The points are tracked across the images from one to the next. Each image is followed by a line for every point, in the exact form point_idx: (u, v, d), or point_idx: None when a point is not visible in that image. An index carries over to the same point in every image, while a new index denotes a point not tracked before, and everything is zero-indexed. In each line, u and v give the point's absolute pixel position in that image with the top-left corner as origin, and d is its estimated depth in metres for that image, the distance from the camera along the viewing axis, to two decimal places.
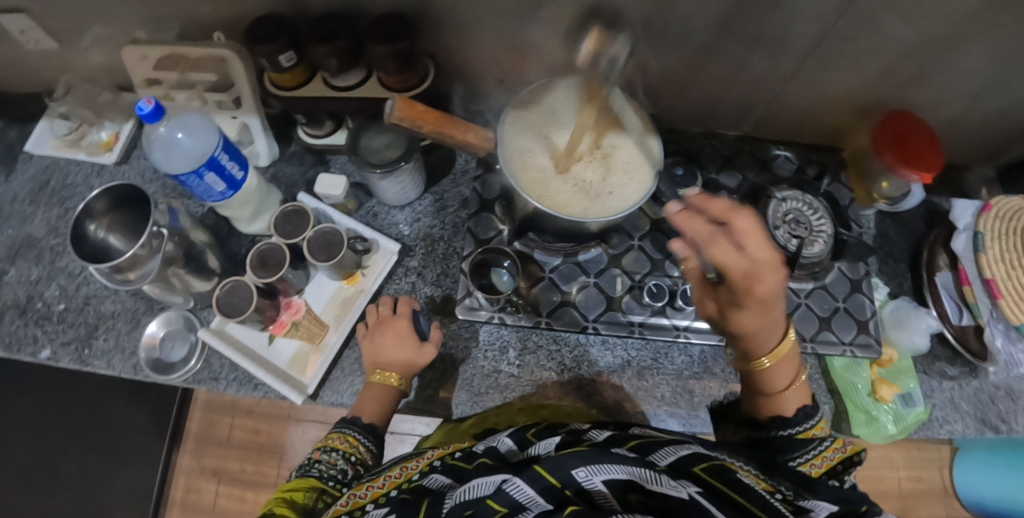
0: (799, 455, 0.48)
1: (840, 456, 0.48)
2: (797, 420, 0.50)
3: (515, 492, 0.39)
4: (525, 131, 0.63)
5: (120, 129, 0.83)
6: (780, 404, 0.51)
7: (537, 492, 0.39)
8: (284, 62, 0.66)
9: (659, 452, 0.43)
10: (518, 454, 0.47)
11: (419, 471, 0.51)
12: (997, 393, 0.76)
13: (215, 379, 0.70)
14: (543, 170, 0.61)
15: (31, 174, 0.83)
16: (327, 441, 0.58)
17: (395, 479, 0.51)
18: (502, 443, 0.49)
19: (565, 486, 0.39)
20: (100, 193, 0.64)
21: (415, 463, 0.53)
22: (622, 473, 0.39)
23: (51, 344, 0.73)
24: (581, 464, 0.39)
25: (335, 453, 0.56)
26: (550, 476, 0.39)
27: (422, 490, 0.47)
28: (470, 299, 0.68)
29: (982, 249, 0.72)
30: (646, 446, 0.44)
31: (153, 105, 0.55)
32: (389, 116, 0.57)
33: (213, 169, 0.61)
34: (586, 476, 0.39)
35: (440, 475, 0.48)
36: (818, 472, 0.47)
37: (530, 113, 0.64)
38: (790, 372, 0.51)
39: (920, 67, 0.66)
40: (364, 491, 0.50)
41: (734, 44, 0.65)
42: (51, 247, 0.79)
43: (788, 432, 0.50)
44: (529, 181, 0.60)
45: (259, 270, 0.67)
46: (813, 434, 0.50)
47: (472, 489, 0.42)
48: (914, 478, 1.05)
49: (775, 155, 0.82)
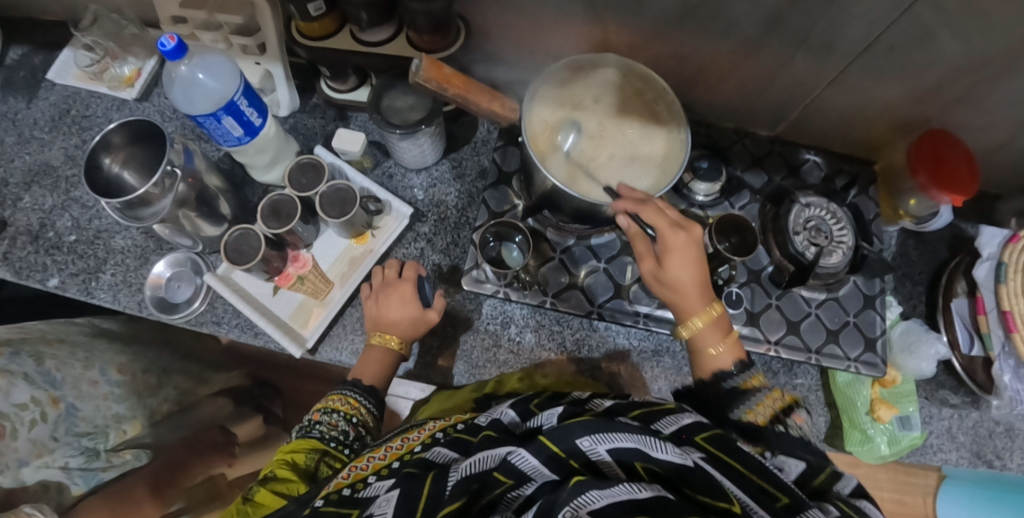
0: (740, 406, 0.49)
1: (778, 403, 0.48)
2: (736, 373, 0.52)
3: (520, 462, 0.39)
4: (566, 100, 0.63)
5: (143, 65, 0.82)
6: (715, 362, 0.54)
7: (541, 463, 0.38)
8: (313, 11, 0.64)
9: (662, 420, 0.42)
10: (520, 426, 0.47)
11: (421, 443, 0.51)
12: (996, 429, 0.74)
13: (218, 323, 0.71)
14: (550, 130, 0.61)
15: (53, 101, 0.83)
16: (327, 403, 0.59)
17: (395, 450, 0.51)
18: (505, 415, 0.48)
19: (570, 457, 0.38)
20: (117, 127, 0.64)
21: (416, 435, 0.53)
22: (628, 441, 0.38)
23: (59, 274, 0.74)
24: (586, 433, 0.38)
25: (335, 415, 0.57)
26: (554, 446, 0.38)
27: (427, 464, 0.46)
28: (477, 271, 0.68)
29: (1003, 280, 0.69)
30: (649, 414, 0.44)
31: (175, 42, 0.55)
32: (414, 75, 0.55)
33: (231, 114, 0.60)
34: (591, 445, 0.38)
35: (445, 448, 0.48)
36: (763, 420, 0.47)
37: (576, 90, 0.63)
38: (721, 329, 0.55)
39: (968, 89, 0.64)
40: (365, 462, 0.50)
41: (781, 41, 0.63)
42: (67, 177, 0.79)
43: (729, 384, 0.51)
44: (542, 129, 0.61)
45: (270, 220, 0.67)
46: (752, 385, 0.50)
47: (477, 462, 0.41)
48: (898, 500, 1.04)
49: (805, 159, 0.80)
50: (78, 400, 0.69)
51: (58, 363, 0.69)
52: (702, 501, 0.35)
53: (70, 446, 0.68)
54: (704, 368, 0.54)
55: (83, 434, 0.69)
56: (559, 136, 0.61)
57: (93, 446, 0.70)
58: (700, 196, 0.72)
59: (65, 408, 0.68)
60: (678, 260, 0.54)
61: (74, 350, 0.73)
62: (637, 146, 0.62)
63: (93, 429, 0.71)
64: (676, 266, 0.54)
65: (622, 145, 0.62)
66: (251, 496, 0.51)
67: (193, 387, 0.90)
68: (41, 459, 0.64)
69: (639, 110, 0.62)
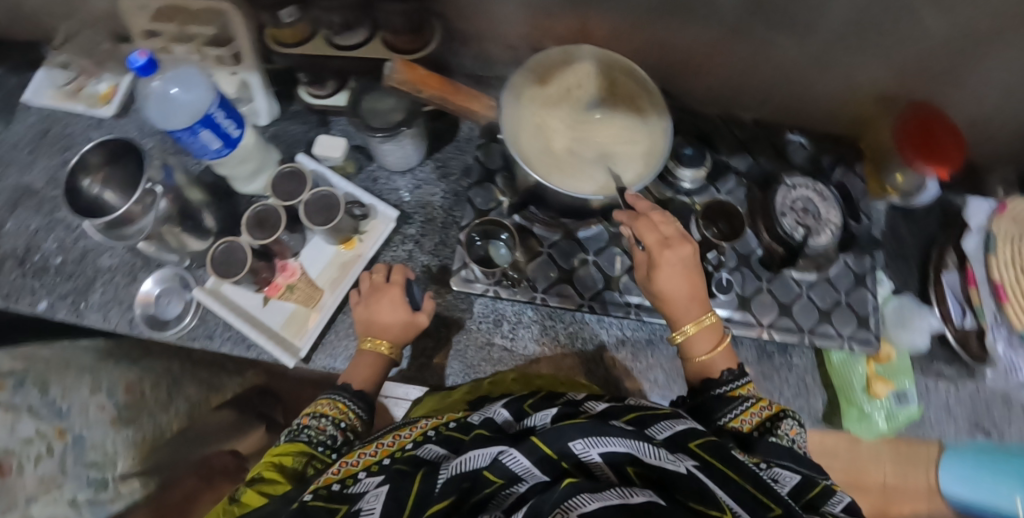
0: (727, 413, 0.52)
1: (766, 412, 0.51)
2: (727, 379, 0.55)
3: (512, 463, 0.40)
4: (550, 91, 0.62)
5: (120, 81, 0.82)
6: (705, 368, 0.57)
7: (534, 463, 0.39)
8: (284, 18, 0.65)
9: (656, 426, 0.43)
10: (514, 425, 0.48)
11: (413, 441, 0.50)
12: (992, 400, 0.75)
13: (210, 337, 0.70)
14: (532, 122, 0.60)
15: (31, 121, 0.82)
16: (316, 407, 0.58)
17: (388, 447, 0.50)
18: (498, 414, 0.49)
19: (563, 458, 0.39)
20: (94, 146, 0.63)
21: (409, 432, 0.51)
22: (620, 445, 0.39)
23: (48, 297, 0.73)
24: (579, 436, 0.39)
25: (324, 419, 0.57)
26: (547, 447, 0.39)
27: (418, 460, 0.47)
28: (466, 271, 0.67)
29: (993, 251, 0.72)
30: (645, 418, 0.44)
31: (146, 58, 0.55)
32: (389, 79, 0.55)
33: (208, 127, 0.59)
34: (584, 448, 0.39)
35: (435, 446, 0.49)
36: (749, 427, 0.50)
37: (560, 81, 0.62)
38: (713, 336, 0.58)
39: (951, 62, 0.63)
40: (356, 459, 0.49)
41: (761, 24, 0.62)
42: (50, 198, 0.79)
43: (719, 390, 0.54)
44: (524, 120, 0.60)
45: (255, 231, 0.67)
46: (741, 393, 0.53)
47: (468, 461, 0.42)
48: (899, 474, 1.05)
49: (790, 140, 0.79)
50: (85, 429, 0.67)
51: (64, 390, 0.68)
52: (693, 508, 0.35)
53: (78, 479, 0.64)
54: (695, 372, 0.58)
55: (90, 465, 0.66)
56: (541, 127, 0.60)
57: (100, 477, 0.66)
58: (686, 183, 0.72)
59: (72, 438, 0.65)
60: (668, 270, 0.57)
61: (81, 373, 0.72)
62: (621, 139, 0.60)
63: (101, 458, 0.67)
64: (665, 278, 0.57)
65: (606, 137, 0.61)
66: (237, 496, 0.51)
67: (205, 397, 0.86)
68: (49, 495, 0.60)
69: (624, 104, 0.62)
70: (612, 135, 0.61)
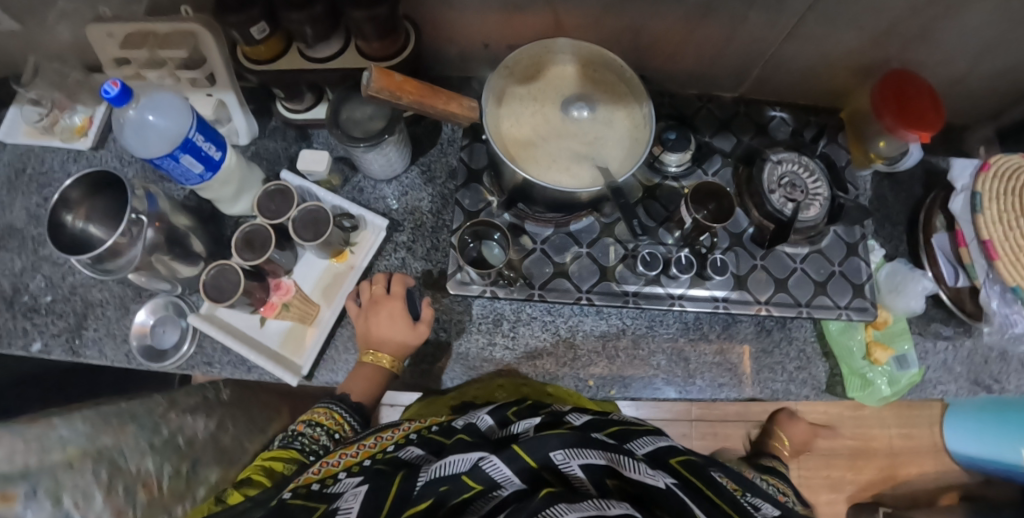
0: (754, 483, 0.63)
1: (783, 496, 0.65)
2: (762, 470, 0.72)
3: (492, 470, 0.40)
4: (534, 85, 0.62)
5: (94, 112, 0.80)
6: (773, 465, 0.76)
7: (513, 473, 0.40)
8: (256, 34, 0.62)
9: (637, 441, 0.47)
10: (497, 432, 0.50)
11: (394, 443, 0.53)
12: (991, 354, 0.76)
13: (209, 363, 0.70)
14: (514, 115, 0.60)
15: (7, 161, 0.81)
16: (312, 415, 0.62)
17: (368, 449, 0.53)
18: (482, 421, 0.51)
19: (543, 468, 0.40)
20: (75, 180, 0.62)
21: (389, 435, 0.55)
22: (599, 457, 0.41)
23: (41, 337, 0.72)
24: (560, 447, 0.40)
25: (318, 428, 0.60)
26: (529, 456, 0.40)
27: (398, 462, 0.47)
28: (461, 273, 0.66)
29: (981, 210, 0.70)
30: (624, 434, 0.48)
31: (119, 87, 0.54)
32: (366, 88, 0.54)
33: (189, 151, 0.59)
34: (564, 459, 0.40)
35: (417, 448, 0.50)
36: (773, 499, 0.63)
37: (544, 75, 0.62)
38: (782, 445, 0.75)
39: (923, 23, 0.63)
40: (337, 460, 0.51)
41: (732, 2, 0.62)
42: (33, 237, 0.77)
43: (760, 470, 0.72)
44: (506, 114, 0.60)
45: (245, 251, 0.66)
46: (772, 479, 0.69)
47: (448, 465, 0.42)
48: (905, 435, 1.12)
49: (772, 116, 0.79)
50: None
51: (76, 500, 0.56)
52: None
53: None
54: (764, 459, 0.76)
55: None
56: (523, 121, 0.60)
57: None
58: (673, 167, 0.72)
59: None
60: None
61: (96, 468, 0.62)
62: (604, 132, 0.60)
63: None
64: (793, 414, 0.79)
65: (589, 130, 0.60)
66: (225, 497, 0.54)
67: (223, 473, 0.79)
68: None
69: (606, 97, 0.62)
70: (595, 128, 0.60)
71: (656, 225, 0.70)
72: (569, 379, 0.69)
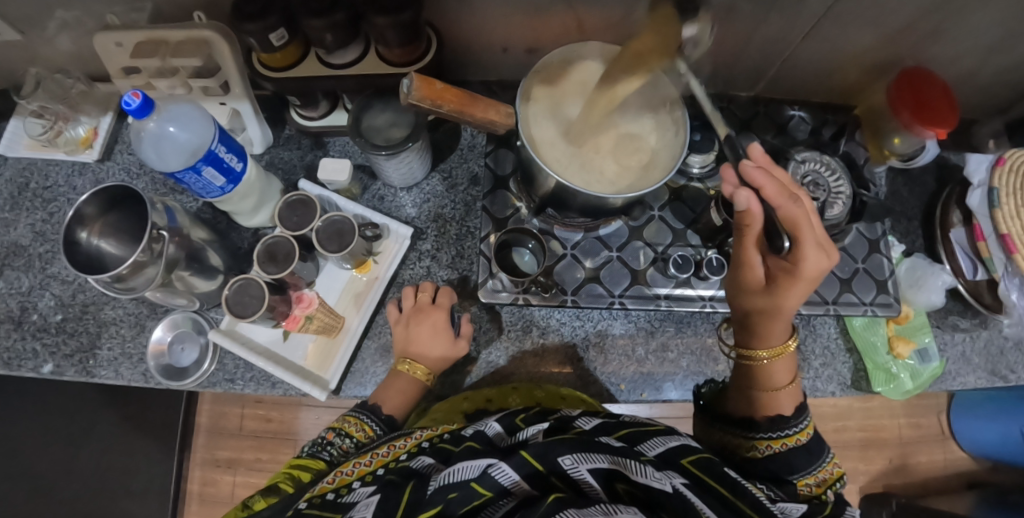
0: (802, 471, 0.48)
1: (830, 478, 0.49)
2: (791, 419, 0.51)
3: (501, 476, 0.38)
4: (562, 85, 0.62)
5: (99, 123, 0.77)
6: (776, 401, 0.53)
7: (522, 477, 0.39)
8: (275, 41, 0.61)
9: (648, 441, 0.43)
10: (506, 439, 0.46)
11: (408, 451, 0.49)
12: (1006, 345, 0.77)
13: (231, 380, 0.68)
14: (543, 116, 0.60)
15: (8, 176, 0.78)
16: (342, 424, 0.58)
17: (382, 457, 0.49)
18: (490, 427, 0.47)
19: (552, 473, 0.38)
20: (89, 196, 0.60)
21: (404, 442, 0.51)
22: (605, 462, 0.38)
23: (52, 358, 0.70)
24: (568, 452, 0.39)
25: (347, 439, 0.57)
26: (535, 461, 0.39)
27: (408, 471, 0.44)
28: (493, 281, 0.66)
29: (997, 205, 0.70)
30: (635, 434, 0.44)
31: (141, 99, 0.52)
32: (406, 96, 0.54)
33: (211, 164, 0.57)
34: (573, 464, 0.38)
35: (427, 457, 0.46)
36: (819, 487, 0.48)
37: (573, 76, 0.62)
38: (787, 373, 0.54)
39: (939, 22, 0.64)
40: (352, 468, 0.48)
41: (755, 4, 0.62)
42: (40, 254, 0.75)
43: (783, 427, 0.51)
44: (535, 114, 0.60)
45: (269, 265, 0.64)
46: (797, 440, 0.50)
47: (453, 473, 0.40)
48: (914, 424, 1.14)
49: (790, 116, 0.80)
50: None
51: None
52: None
53: None
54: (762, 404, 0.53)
55: None
56: (551, 123, 0.60)
57: None
58: (696, 169, 0.71)
59: None
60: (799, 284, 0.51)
61: None
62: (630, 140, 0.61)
63: None
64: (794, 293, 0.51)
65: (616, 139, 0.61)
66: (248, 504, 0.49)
67: None
68: None
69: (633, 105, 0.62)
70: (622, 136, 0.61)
71: (683, 227, 0.71)
72: (600, 385, 0.69)
